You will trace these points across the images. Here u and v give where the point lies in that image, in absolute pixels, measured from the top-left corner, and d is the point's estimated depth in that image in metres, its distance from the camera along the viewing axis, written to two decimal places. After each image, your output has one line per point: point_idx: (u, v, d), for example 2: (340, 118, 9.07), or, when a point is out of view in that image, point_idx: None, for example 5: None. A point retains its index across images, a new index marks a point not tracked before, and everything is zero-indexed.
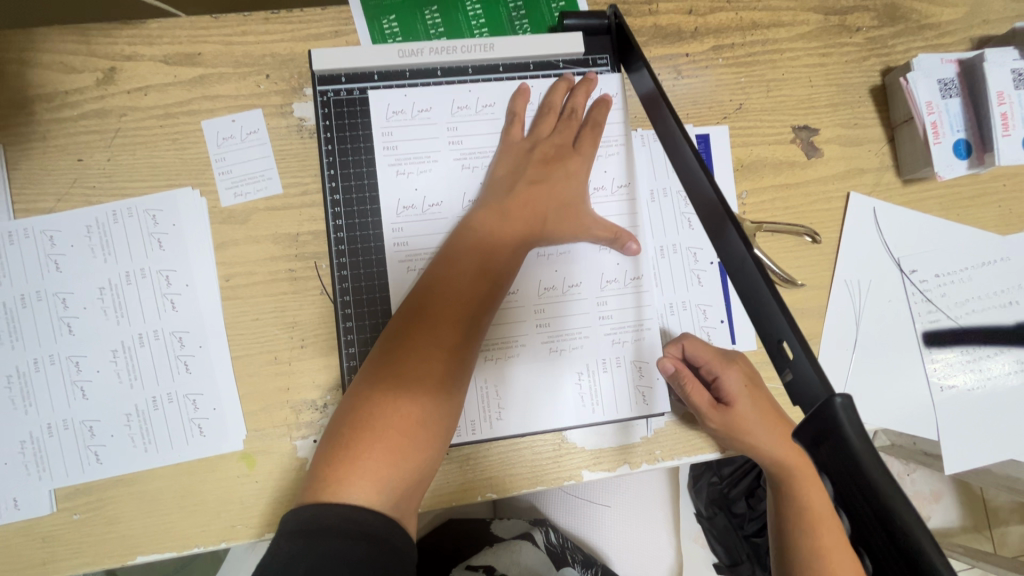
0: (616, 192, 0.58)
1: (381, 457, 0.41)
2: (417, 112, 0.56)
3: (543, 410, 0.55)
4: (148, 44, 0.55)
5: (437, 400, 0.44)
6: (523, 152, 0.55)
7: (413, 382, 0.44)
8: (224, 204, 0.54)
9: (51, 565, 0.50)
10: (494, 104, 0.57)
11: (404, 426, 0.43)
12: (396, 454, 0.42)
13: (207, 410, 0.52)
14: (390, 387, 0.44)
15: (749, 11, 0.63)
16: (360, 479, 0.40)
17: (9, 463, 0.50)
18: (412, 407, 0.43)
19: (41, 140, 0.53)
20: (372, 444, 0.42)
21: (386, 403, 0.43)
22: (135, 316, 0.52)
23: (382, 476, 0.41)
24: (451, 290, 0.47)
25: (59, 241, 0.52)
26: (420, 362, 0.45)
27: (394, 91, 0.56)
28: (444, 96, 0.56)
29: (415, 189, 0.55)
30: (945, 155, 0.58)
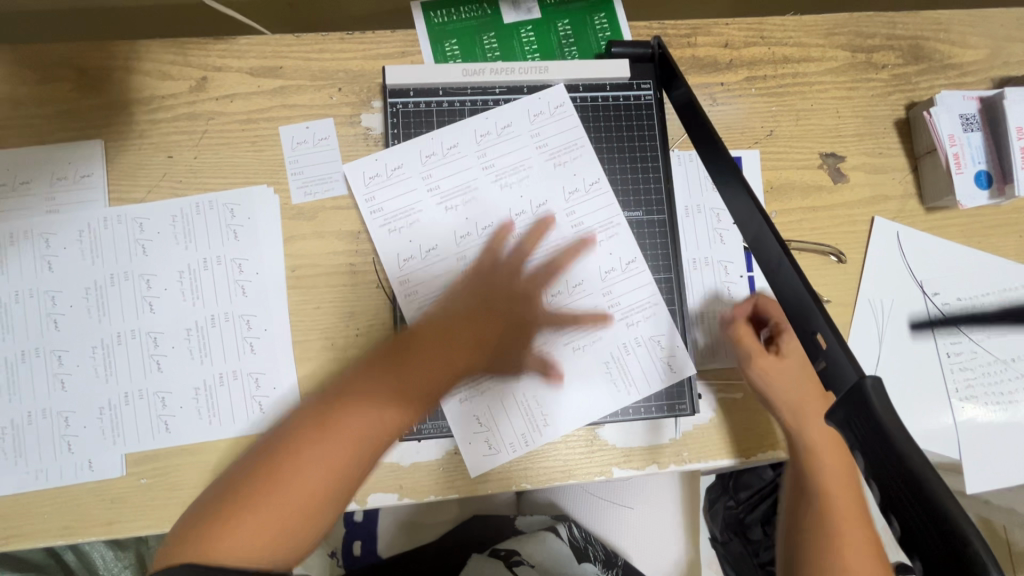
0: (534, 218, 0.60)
1: (266, 523, 0.41)
2: (445, 150, 0.60)
3: (552, 432, 0.57)
4: (236, 58, 0.62)
5: (344, 475, 0.44)
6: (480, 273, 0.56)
7: (316, 450, 0.44)
8: (295, 201, 0.60)
9: (117, 525, 0.54)
10: (512, 123, 0.61)
11: (296, 492, 0.43)
12: (277, 521, 0.42)
13: (268, 389, 0.56)
14: (292, 453, 0.43)
15: (781, 47, 0.68)
16: (237, 540, 0.41)
17: (87, 428, 0.54)
18: (312, 476, 0.43)
19: (137, 138, 0.59)
20: (259, 506, 0.42)
21: (289, 467, 0.43)
22: (209, 298, 0.57)
23: (255, 543, 0.41)
24: (388, 379, 0.47)
25: (147, 228, 0.58)
26: (323, 440, 0.44)
27: (420, 141, 0.60)
28: (466, 129, 0.61)
29: (465, 219, 0.59)
30: (966, 184, 0.61)
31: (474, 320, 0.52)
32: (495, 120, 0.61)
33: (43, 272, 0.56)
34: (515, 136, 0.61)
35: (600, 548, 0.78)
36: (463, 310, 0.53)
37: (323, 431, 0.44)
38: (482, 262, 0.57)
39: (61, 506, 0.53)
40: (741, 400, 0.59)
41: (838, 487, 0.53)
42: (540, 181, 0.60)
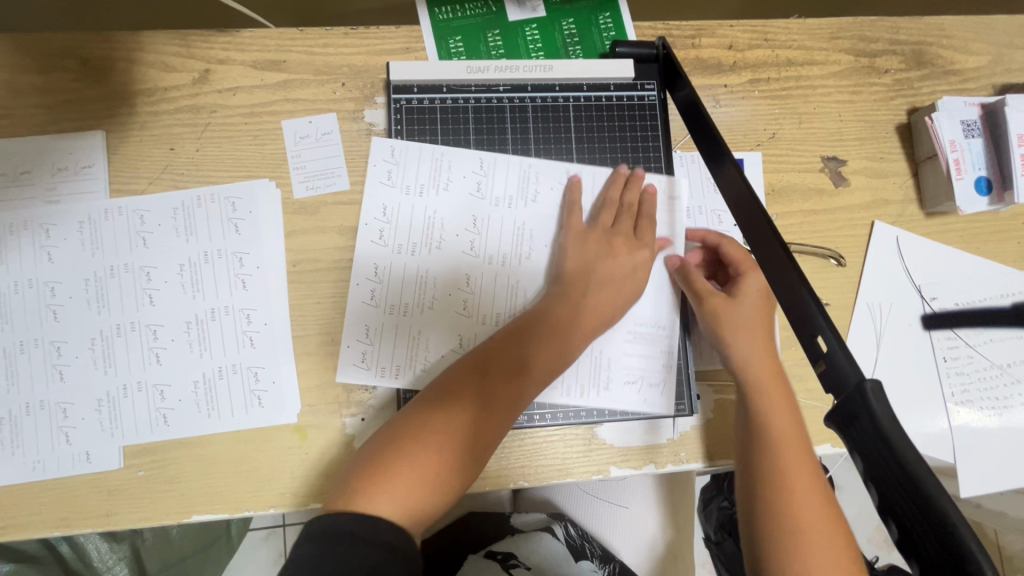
0: (494, 200, 0.60)
1: (411, 482, 0.44)
2: (392, 212, 0.59)
3: (640, 384, 0.59)
4: (239, 51, 0.61)
5: (479, 444, 0.48)
6: (584, 235, 0.59)
7: (448, 423, 0.47)
8: (297, 195, 0.59)
9: (114, 517, 0.53)
10: (403, 149, 0.60)
11: (438, 463, 0.46)
12: (429, 481, 0.45)
13: (267, 383, 0.56)
14: (433, 420, 0.47)
15: (784, 50, 0.68)
16: (392, 498, 0.43)
17: (85, 419, 0.54)
18: (450, 443, 0.47)
19: (138, 129, 0.59)
20: (396, 480, 0.44)
21: (432, 434, 0.47)
22: (209, 292, 0.57)
23: (410, 498, 0.44)
24: (514, 355, 0.51)
25: (148, 220, 0.57)
26: (450, 419, 0.47)
27: (365, 217, 0.59)
28: (376, 196, 0.59)
29: (456, 236, 0.59)
30: (966, 191, 0.61)
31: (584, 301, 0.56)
32: (393, 154, 0.60)
33: (43, 263, 0.56)
34: (414, 155, 0.60)
35: (597, 546, 0.78)
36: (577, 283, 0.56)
37: (459, 398, 0.48)
38: (579, 251, 0.58)
39: (57, 497, 0.53)
40: None
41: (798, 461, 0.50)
42: (466, 184, 0.60)
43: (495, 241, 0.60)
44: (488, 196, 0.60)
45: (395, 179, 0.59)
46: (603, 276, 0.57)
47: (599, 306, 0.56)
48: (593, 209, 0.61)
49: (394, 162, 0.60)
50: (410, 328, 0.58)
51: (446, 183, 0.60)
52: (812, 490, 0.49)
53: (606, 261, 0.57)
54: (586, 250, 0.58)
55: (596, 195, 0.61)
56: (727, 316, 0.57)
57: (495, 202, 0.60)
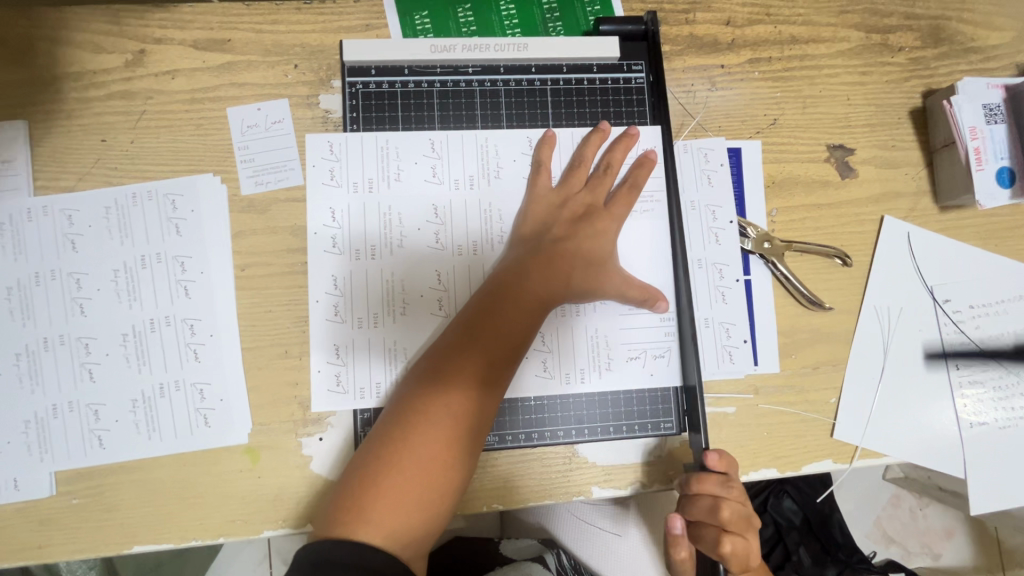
0: (451, 182, 0.54)
1: (398, 497, 0.41)
2: (345, 213, 0.53)
3: (644, 358, 0.54)
4: (178, 29, 0.55)
5: (459, 445, 0.44)
6: (549, 200, 0.54)
7: (424, 429, 0.43)
8: (244, 191, 0.53)
9: (46, 549, 0.49)
10: (343, 141, 0.54)
11: (417, 477, 0.42)
12: (417, 492, 0.42)
13: (214, 401, 0.51)
14: (400, 434, 0.43)
15: (788, 25, 0.61)
16: (377, 521, 0.40)
17: (12, 443, 0.49)
18: (431, 448, 0.43)
19: (66, 118, 0.53)
20: (377, 505, 0.40)
21: (401, 449, 0.43)
22: (148, 301, 0.51)
23: (393, 519, 0.40)
24: (488, 336, 0.47)
25: (77, 221, 0.52)
26: (426, 424, 0.44)
27: (317, 221, 0.53)
28: (324, 201, 0.53)
29: (419, 228, 0.53)
30: (987, 183, 0.56)
31: (560, 270, 0.50)
32: (335, 148, 0.54)
33: None
34: (356, 145, 0.54)
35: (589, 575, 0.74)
36: (540, 250, 0.51)
37: (434, 395, 0.45)
38: (539, 218, 0.53)
39: None
40: (732, 416, 0.56)
41: None
42: (419, 170, 0.54)
43: (464, 232, 0.54)
44: (446, 180, 0.54)
45: (341, 176, 0.53)
46: (562, 237, 0.52)
47: (562, 267, 0.51)
48: (566, 168, 0.55)
49: (337, 158, 0.53)
50: (384, 339, 0.52)
51: (400, 175, 0.54)
52: None
53: (566, 224, 0.53)
54: (553, 217, 0.53)
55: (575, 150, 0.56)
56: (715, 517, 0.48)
57: (456, 189, 0.54)
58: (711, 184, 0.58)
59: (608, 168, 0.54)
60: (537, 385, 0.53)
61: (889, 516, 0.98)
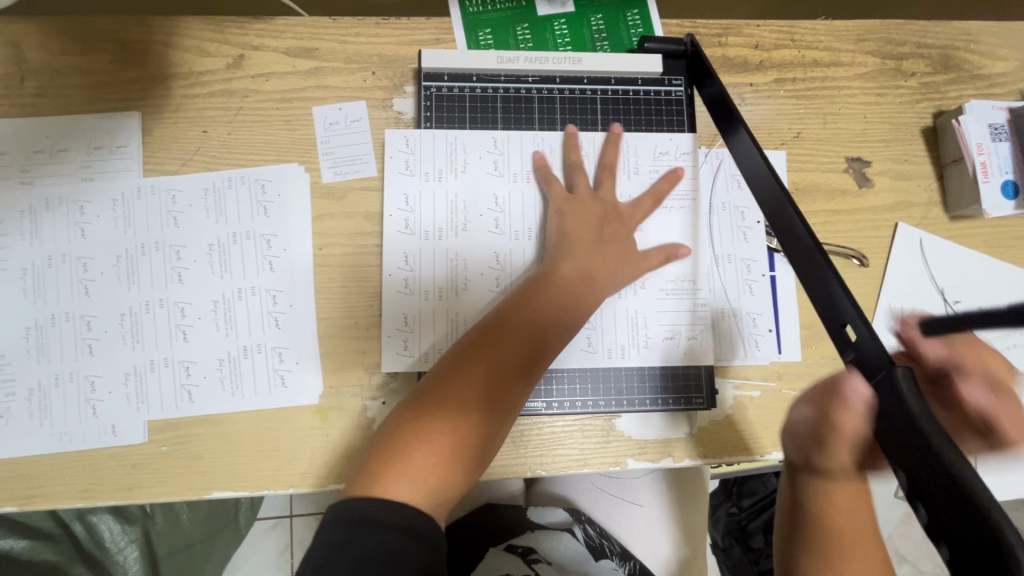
0: (510, 175, 0.61)
1: (433, 463, 0.43)
2: (415, 200, 0.60)
3: (679, 337, 0.60)
4: (273, 38, 0.62)
5: (489, 421, 0.46)
6: (577, 204, 0.58)
7: (459, 397, 0.46)
8: (325, 180, 0.60)
9: (136, 491, 0.54)
10: (418, 136, 0.61)
11: (447, 441, 0.44)
12: (451, 462, 0.44)
13: (291, 363, 0.57)
14: (435, 400, 0.46)
15: (811, 50, 0.68)
16: (406, 478, 0.42)
17: (113, 393, 0.55)
18: (464, 419, 0.45)
19: (173, 111, 0.60)
20: (407, 462, 0.43)
21: (435, 413, 0.45)
22: (237, 272, 0.58)
23: (424, 478, 0.42)
24: (527, 321, 0.50)
25: (180, 200, 0.58)
26: (460, 394, 0.46)
27: (391, 206, 0.60)
28: (397, 189, 0.60)
29: (481, 215, 0.60)
30: (992, 194, 0.61)
31: (591, 266, 0.55)
32: (410, 142, 0.60)
33: (76, 238, 0.57)
34: (429, 140, 0.61)
35: (616, 544, 0.78)
36: (575, 244, 0.56)
37: (473, 372, 0.47)
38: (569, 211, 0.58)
39: (82, 469, 0.54)
40: (756, 399, 0.60)
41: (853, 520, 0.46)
42: (482, 164, 0.61)
43: (520, 219, 0.60)
44: (505, 173, 0.61)
45: (414, 167, 0.60)
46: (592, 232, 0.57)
47: (592, 259, 0.55)
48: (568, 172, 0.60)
49: (411, 151, 0.60)
50: (446, 312, 0.58)
51: (466, 168, 0.60)
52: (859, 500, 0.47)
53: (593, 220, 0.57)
54: (580, 212, 0.58)
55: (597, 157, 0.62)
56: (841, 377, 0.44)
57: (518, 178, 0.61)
58: (740, 187, 0.63)
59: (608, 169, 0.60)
60: (580, 359, 0.59)
61: (902, 535, 1.00)
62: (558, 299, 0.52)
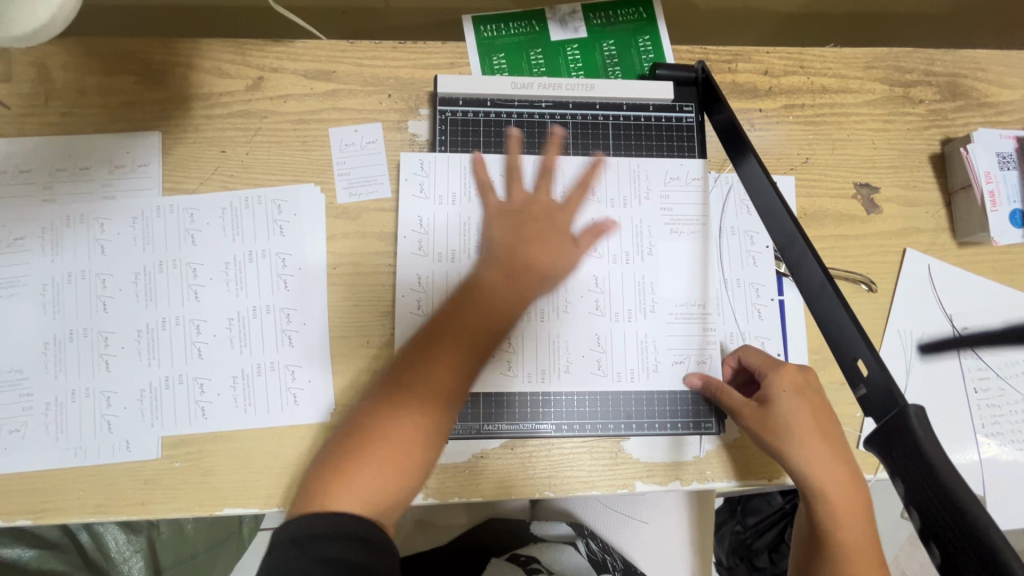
0: None
1: (371, 473, 0.42)
2: (428, 222, 0.61)
3: (689, 362, 0.60)
4: (292, 60, 0.64)
5: (439, 424, 0.45)
6: (506, 212, 0.54)
7: (410, 398, 0.45)
8: (340, 201, 0.61)
9: (149, 506, 0.55)
10: (433, 158, 0.62)
11: (399, 444, 0.43)
12: (393, 470, 0.43)
13: (303, 382, 0.58)
14: (388, 401, 0.45)
15: (819, 77, 0.69)
16: (352, 488, 0.41)
17: (127, 409, 0.56)
18: (415, 419, 0.44)
19: (193, 132, 0.61)
20: (359, 469, 0.42)
21: (384, 416, 0.44)
22: (252, 290, 0.59)
23: (371, 486, 0.42)
24: (482, 313, 0.48)
25: (197, 218, 0.59)
26: (410, 397, 0.45)
27: (404, 228, 0.61)
28: (412, 211, 0.61)
29: None
30: (1001, 222, 0.62)
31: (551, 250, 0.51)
32: (424, 165, 0.61)
33: (95, 255, 0.58)
34: (443, 162, 0.62)
35: (618, 559, 0.78)
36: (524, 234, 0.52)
37: (420, 376, 0.45)
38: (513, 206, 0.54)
39: (95, 483, 0.55)
40: None
41: (852, 541, 0.49)
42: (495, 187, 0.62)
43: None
44: None
45: (427, 189, 0.61)
46: (529, 233, 0.52)
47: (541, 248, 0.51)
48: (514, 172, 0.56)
49: (425, 173, 0.61)
50: None
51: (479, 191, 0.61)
52: (858, 519, 0.50)
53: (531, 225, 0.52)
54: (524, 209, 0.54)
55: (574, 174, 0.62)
56: (773, 407, 0.54)
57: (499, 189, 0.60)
58: (749, 212, 0.64)
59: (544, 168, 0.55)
60: (589, 382, 0.59)
61: (908, 555, 1.00)
62: (513, 285, 0.49)
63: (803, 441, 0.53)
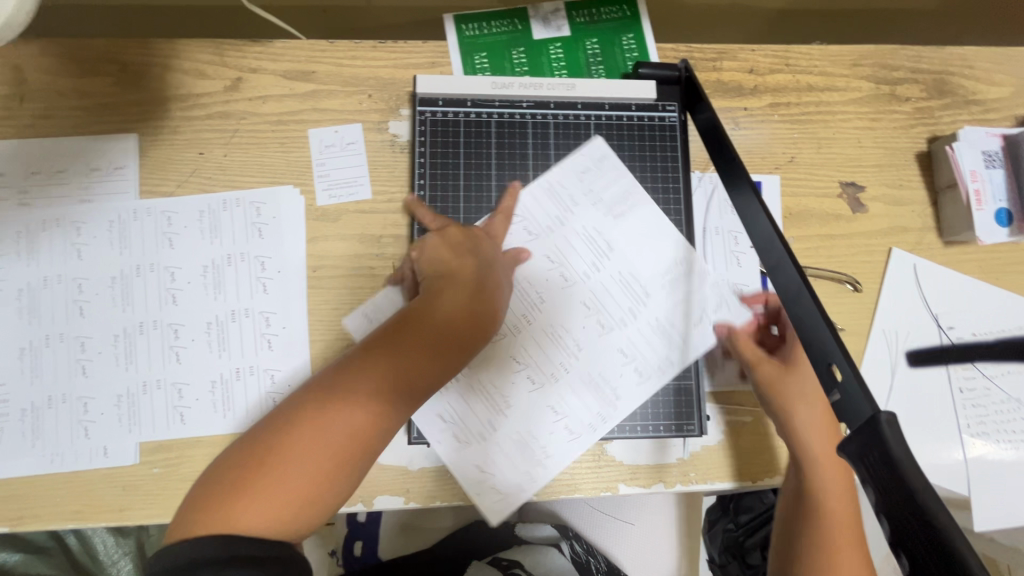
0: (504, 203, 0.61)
1: (275, 494, 0.41)
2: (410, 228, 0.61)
3: (674, 364, 0.60)
4: (271, 61, 0.63)
5: (355, 452, 0.45)
6: (449, 234, 0.56)
7: (331, 420, 0.44)
8: (319, 203, 0.61)
9: (128, 512, 0.54)
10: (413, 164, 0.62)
11: (311, 467, 0.43)
12: (298, 494, 0.42)
13: (282, 386, 0.57)
14: (310, 420, 0.45)
15: (805, 75, 0.68)
16: (255, 507, 0.41)
17: (105, 415, 0.55)
18: (333, 443, 0.44)
19: (171, 133, 0.61)
20: (265, 488, 0.42)
21: (305, 434, 0.44)
22: (231, 294, 0.58)
23: (269, 509, 0.41)
24: (415, 339, 0.49)
25: (175, 221, 0.59)
26: (333, 421, 0.44)
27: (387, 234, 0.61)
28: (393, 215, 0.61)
29: None
30: (986, 221, 0.61)
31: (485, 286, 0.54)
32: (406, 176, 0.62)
33: (71, 259, 0.57)
34: (423, 166, 0.61)
35: (602, 560, 0.79)
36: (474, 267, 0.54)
37: (348, 395, 0.45)
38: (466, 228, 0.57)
39: (73, 490, 0.54)
40: (749, 424, 0.59)
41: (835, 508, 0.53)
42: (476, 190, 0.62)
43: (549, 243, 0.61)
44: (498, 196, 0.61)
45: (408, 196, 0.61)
46: (477, 260, 0.55)
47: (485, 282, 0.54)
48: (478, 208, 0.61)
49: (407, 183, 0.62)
50: None
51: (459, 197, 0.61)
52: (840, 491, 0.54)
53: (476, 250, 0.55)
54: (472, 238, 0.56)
55: (530, 195, 0.61)
56: (789, 372, 0.57)
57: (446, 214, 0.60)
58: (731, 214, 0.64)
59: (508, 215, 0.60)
60: (575, 388, 0.58)
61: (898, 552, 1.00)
62: (454, 314, 0.51)
63: (810, 402, 0.55)
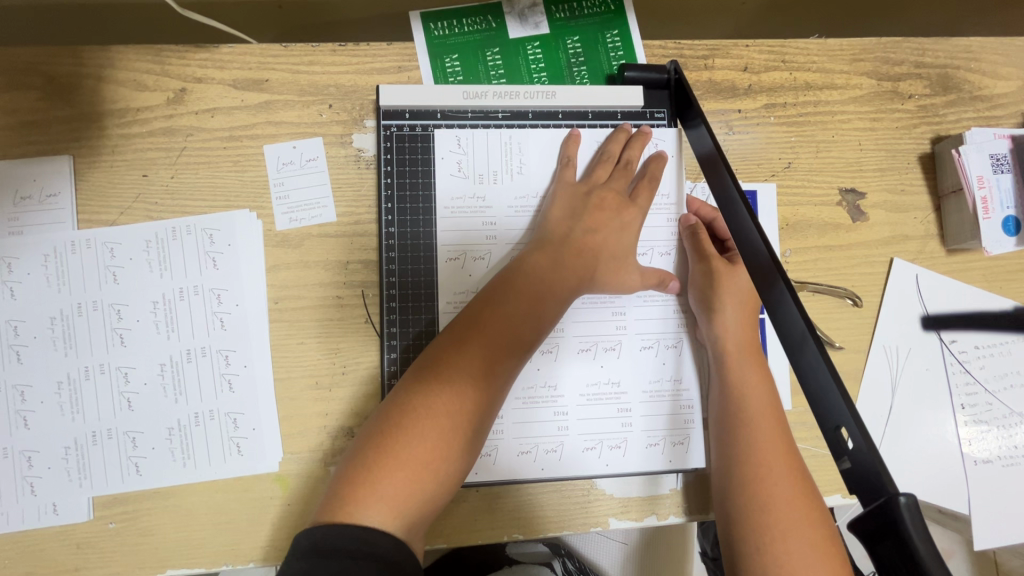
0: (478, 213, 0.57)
1: (404, 472, 0.42)
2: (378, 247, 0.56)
3: (657, 347, 0.58)
4: (219, 68, 0.57)
5: (470, 421, 0.45)
6: (575, 190, 0.56)
7: (445, 387, 0.45)
8: (279, 227, 0.55)
9: (82, 573, 0.50)
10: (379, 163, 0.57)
11: (433, 441, 0.43)
12: (423, 470, 0.43)
13: (247, 430, 0.53)
14: (420, 397, 0.45)
15: (803, 72, 0.64)
16: (384, 494, 0.41)
17: (51, 469, 0.51)
18: (445, 413, 0.44)
19: (109, 154, 0.55)
20: (391, 468, 0.42)
21: (418, 411, 0.44)
22: (185, 332, 0.53)
23: (401, 495, 0.41)
24: (508, 312, 0.49)
25: (119, 253, 0.53)
26: (447, 392, 0.45)
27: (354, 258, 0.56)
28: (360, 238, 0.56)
29: (451, 256, 0.56)
30: (993, 231, 0.58)
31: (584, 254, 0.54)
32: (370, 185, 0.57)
33: (5, 299, 0.52)
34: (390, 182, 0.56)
35: None
36: (570, 239, 0.54)
37: (454, 365, 0.46)
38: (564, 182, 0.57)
39: (21, 552, 0.50)
40: None
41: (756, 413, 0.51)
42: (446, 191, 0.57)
43: (484, 164, 0.57)
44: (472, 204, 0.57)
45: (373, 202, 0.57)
46: (589, 228, 0.55)
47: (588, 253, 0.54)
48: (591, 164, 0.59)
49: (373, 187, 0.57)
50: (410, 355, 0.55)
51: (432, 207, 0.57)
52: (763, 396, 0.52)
53: (591, 215, 0.55)
54: (577, 204, 0.56)
55: (597, 146, 0.59)
56: (721, 280, 0.56)
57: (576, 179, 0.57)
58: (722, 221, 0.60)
59: (626, 165, 0.58)
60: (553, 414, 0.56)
61: None
62: (549, 279, 0.51)
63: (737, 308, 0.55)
